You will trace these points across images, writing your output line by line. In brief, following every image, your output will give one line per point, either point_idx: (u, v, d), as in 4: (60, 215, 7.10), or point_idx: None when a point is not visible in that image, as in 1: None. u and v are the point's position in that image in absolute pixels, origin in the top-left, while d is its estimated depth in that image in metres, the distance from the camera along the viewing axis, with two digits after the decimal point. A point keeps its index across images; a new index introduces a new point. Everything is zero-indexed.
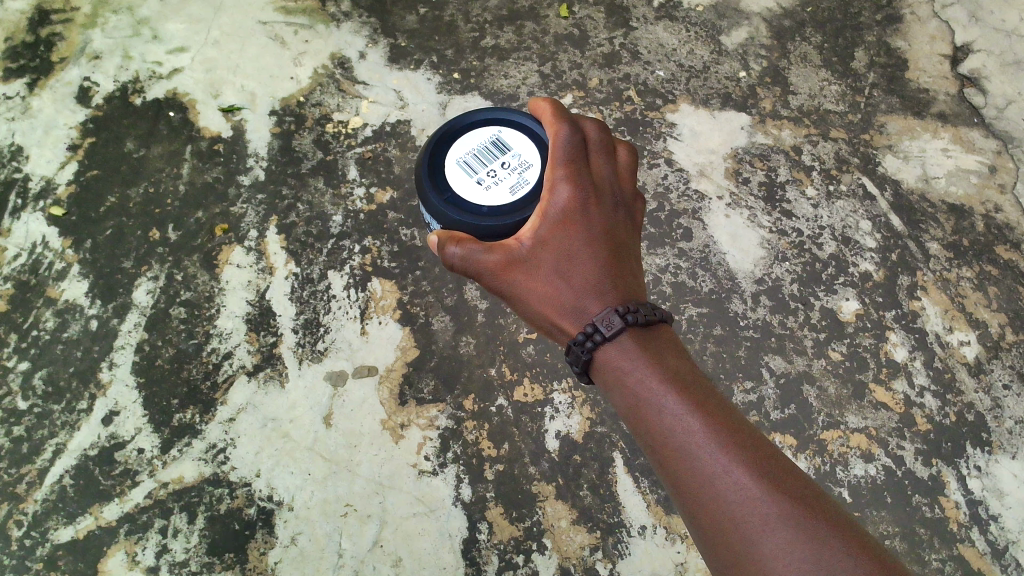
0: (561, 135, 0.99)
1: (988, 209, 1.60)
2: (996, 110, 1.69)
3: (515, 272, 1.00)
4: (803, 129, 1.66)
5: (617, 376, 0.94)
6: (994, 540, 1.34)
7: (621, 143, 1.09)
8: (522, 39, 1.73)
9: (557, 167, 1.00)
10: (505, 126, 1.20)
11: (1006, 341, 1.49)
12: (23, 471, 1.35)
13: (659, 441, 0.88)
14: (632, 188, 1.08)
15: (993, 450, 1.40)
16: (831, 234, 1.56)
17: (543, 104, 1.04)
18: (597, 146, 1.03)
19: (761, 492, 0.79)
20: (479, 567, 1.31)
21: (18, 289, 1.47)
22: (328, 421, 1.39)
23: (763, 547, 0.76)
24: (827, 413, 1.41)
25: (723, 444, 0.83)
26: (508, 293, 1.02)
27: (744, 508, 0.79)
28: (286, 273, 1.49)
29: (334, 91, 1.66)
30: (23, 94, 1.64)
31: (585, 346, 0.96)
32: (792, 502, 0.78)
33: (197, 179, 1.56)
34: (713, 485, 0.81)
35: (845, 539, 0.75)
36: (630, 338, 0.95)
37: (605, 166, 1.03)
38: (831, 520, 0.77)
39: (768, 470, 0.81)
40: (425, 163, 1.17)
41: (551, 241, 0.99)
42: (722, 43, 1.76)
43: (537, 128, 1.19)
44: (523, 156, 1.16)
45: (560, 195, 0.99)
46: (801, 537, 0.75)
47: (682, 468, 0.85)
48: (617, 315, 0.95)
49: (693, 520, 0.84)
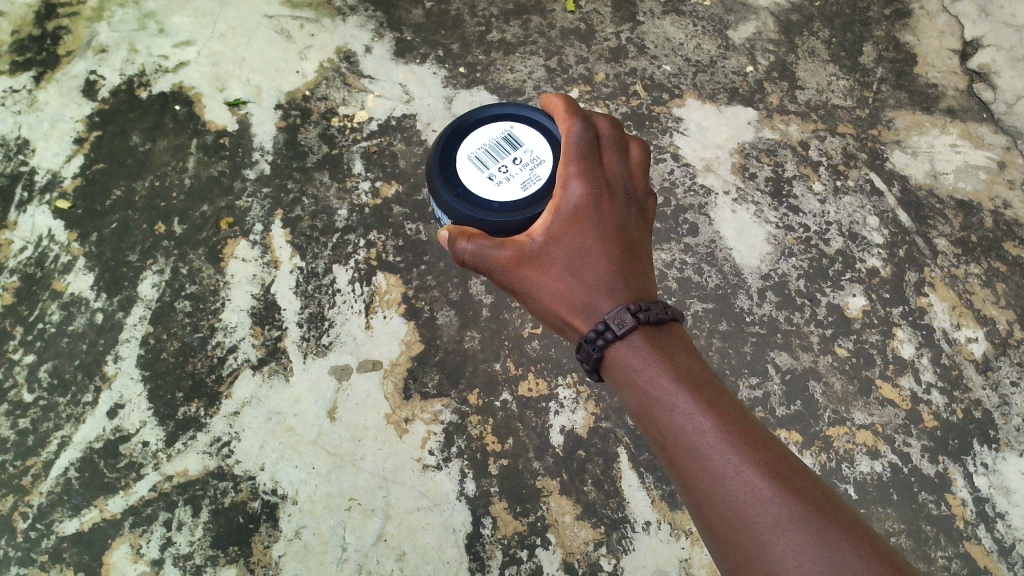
0: (574, 132, 0.99)
1: (996, 205, 1.59)
2: (1005, 105, 1.68)
3: (526, 268, 1.00)
4: (810, 125, 1.65)
5: (628, 375, 0.94)
6: (1000, 538, 1.33)
7: (633, 141, 1.09)
8: (528, 33, 1.72)
9: (569, 164, 0.99)
10: (516, 122, 1.19)
11: (1014, 338, 1.48)
12: (28, 463, 1.35)
13: (669, 440, 0.87)
14: (644, 186, 1.08)
15: (1000, 447, 1.39)
16: (838, 230, 1.55)
17: (556, 101, 1.04)
18: (610, 143, 1.03)
19: (772, 493, 0.79)
20: (482, 561, 1.31)
21: (25, 281, 1.48)
22: (333, 414, 1.39)
23: (774, 547, 0.76)
24: (833, 409, 1.40)
25: (735, 444, 0.83)
26: (519, 289, 1.01)
27: (755, 508, 0.78)
28: (291, 267, 1.49)
29: (340, 85, 1.66)
30: (29, 87, 1.64)
31: (596, 344, 0.95)
32: (804, 503, 0.78)
33: (203, 173, 1.56)
34: (724, 484, 0.81)
35: (856, 541, 0.75)
36: (641, 337, 0.95)
37: (617, 163, 1.03)
38: (842, 521, 0.77)
39: (779, 470, 0.81)
40: (436, 159, 1.17)
41: (563, 238, 0.99)
42: (729, 38, 1.75)
43: (550, 124, 1.18)
44: (535, 152, 1.16)
45: (572, 192, 0.98)
46: (812, 538, 0.75)
47: (692, 467, 0.84)
48: (629, 314, 0.94)
49: (702, 519, 0.84)
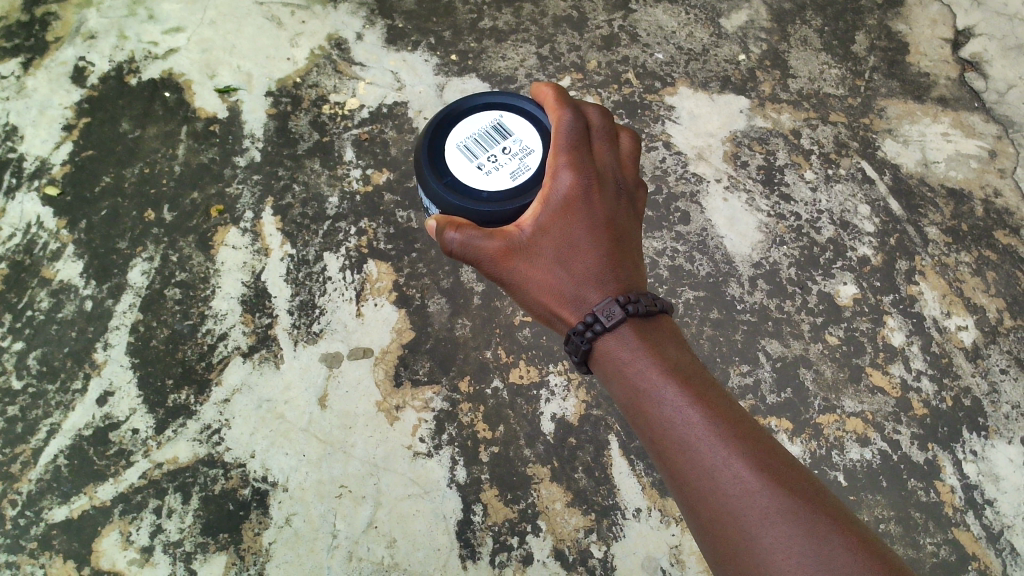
0: (564, 122, 0.98)
1: (988, 193, 1.59)
2: (996, 94, 1.68)
3: (515, 259, 0.99)
4: (803, 113, 1.65)
5: (618, 368, 0.94)
6: (988, 524, 1.34)
7: (624, 131, 1.09)
8: (520, 20, 1.71)
9: (559, 154, 0.99)
10: (506, 111, 1.19)
11: (1003, 326, 1.48)
12: (17, 450, 1.34)
13: (658, 433, 0.88)
14: (635, 177, 1.07)
15: (990, 435, 1.40)
16: (829, 218, 1.55)
17: (546, 91, 1.03)
18: (601, 134, 1.02)
19: (760, 485, 0.79)
20: (473, 548, 1.31)
21: (13, 268, 1.47)
22: (323, 402, 1.39)
23: (762, 540, 0.76)
24: (823, 397, 1.41)
25: (723, 437, 0.83)
26: (509, 281, 1.01)
27: (743, 501, 0.79)
28: (281, 255, 1.48)
29: (331, 73, 1.65)
30: (18, 73, 1.63)
31: (585, 336, 0.95)
32: (792, 495, 0.78)
33: (193, 160, 1.55)
34: (712, 477, 0.81)
35: (844, 533, 0.75)
36: (631, 330, 0.94)
37: (607, 154, 1.03)
38: (831, 514, 0.77)
39: (768, 463, 0.81)
40: (425, 148, 1.16)
41: (552, 229, 0.98)
42: (722, 26, 1.74)
43: (540, 114, 1.18)
44: (525, 141, 1.15)
45: (562, 182, 0.98)
46: (801, 531, 0.75)
47: (681, 460, 0.85)
48: (618, 305, 0.94)
49: (691, 513, 0.84)
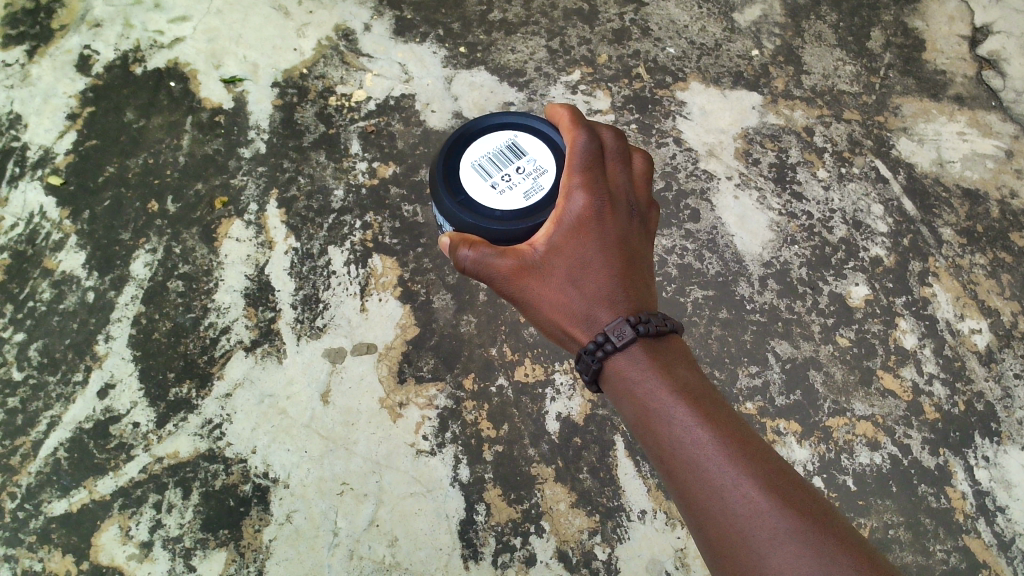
0: (578, 143, 0.96)
1: (1004, 194, 1.57)
2: (1014, 93, 1.65)
3: (527, 278, 0.98)
4: (816, 110, 1.62)
5: (627, 387, 0.92)
6: (1000, 531, 1.32)
7: (637, 152, 1.07)
8: (530, 12, 1.69)
9: (573, 174, 0.96)
10: (520, 131, 1.17)
11: (1018, 330, 1.46)
12: (16, 443, 1.33)
13: (666, 453, 0.86)
14: (647, 197, 1.05)
15: (1002, 440, 1.37)
16: (842, 218, 1.53)
17: (561, 111, 1.01)
18: (615, 155, 1.00)
19: (770, 505, 0.77)
20: (475, 548, 1.29)
21: (16, 259, 1.45)
22: (326, 398, 1.37)
23: (770, 561, 0.74)
24: (833, 400, 1.38)
25: (733, 458, 0.81)
26: (522, 299, 0.99)
27: (753, 522, 0.77)
28: (286, 248, 1.47)
29: (338, 64, 1.63)
30: (22, 61, 1.61)
31: (596, 355, 0.93)
32: (801, 516, 0.76)
33: (197, 150, 1.54)
34: (721, 497, 0.79)
35: (854, 555, 0.73)
36: (641, 350, 0.93)
37: (621, 174, 1.00)
38: (841, 535, 0.75)
39: (777, 483, 0.80)
40: (439, 165, 1.14)
41: (564, 248, 0.96)
42: (735, 21, 1.72)
43: (554, 135, 1.16)
44: (539, 161, 1.13)
45: (575, 202, 0.96)
46: (810, 552, 0.73)
47: (690, 480, 0.83)
48: (629, 326, 0.92)
49: (701, 533, 0.82)
